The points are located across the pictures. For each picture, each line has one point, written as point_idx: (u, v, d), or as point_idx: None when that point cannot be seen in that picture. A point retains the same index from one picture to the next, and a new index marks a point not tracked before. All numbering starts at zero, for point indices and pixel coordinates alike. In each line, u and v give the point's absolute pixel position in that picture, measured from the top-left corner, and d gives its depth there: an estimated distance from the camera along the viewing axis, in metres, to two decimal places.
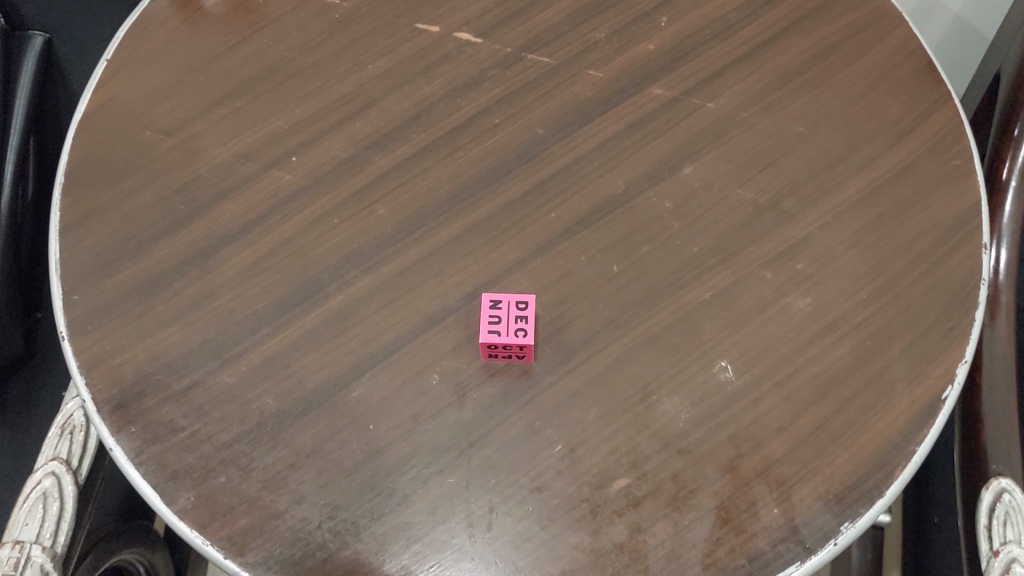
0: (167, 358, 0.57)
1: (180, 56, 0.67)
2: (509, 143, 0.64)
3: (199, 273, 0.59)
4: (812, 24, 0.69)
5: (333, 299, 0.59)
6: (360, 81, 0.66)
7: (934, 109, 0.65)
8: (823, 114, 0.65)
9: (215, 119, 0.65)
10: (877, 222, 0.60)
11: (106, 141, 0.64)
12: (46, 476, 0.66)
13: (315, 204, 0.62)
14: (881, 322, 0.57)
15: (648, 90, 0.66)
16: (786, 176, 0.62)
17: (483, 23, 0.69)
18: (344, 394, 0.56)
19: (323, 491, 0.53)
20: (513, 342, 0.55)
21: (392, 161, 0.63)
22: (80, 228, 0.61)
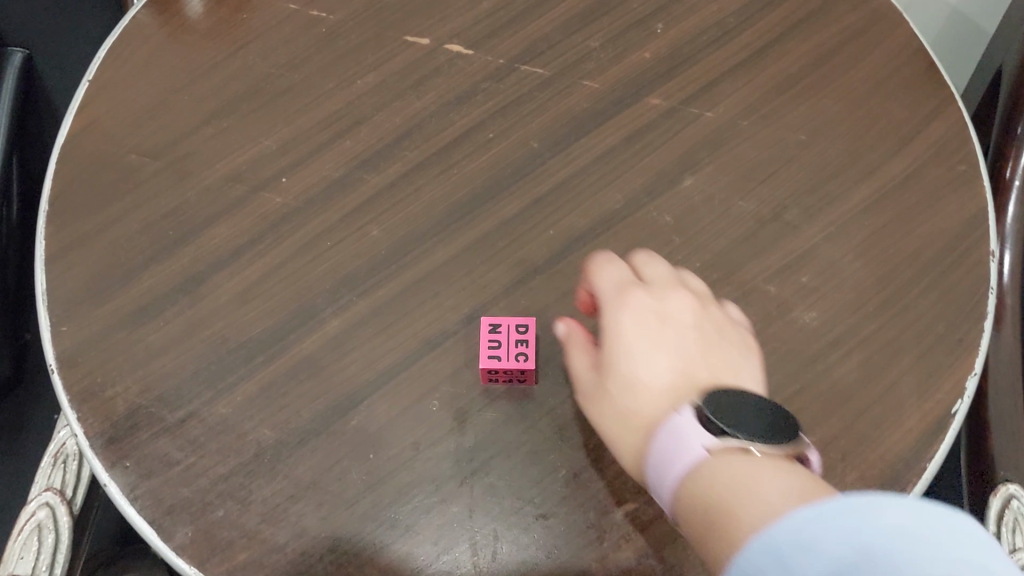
0: (160, 389, 0.55)
1: (163, 75, 0.66)
2: (504, 158, 0.62)
3: (190, 301, 0.58)
4: (811, 27, 0.67)
5: (328, 325, 0.57)
6: (349, 97, 0.65)
7: (937, 113, 0.64)
8: (824, 120, 0.63)
9: (203, 140, 0.63)
10: (882, 232, 0.59)
11: (90, 165, 0.62)
12: (40, 507, 0.65)
13: (308, 227, 0.60)
14: (889, 335, 0.56)
15: (645, 99, 0.64)
16: (788, 187, 0.61)
17: (474, 34, 0.67)
18: (342, 423, 0.54)
19: (323, 523, 0.52)
20: (511, 371, 0.54)
21: (385, 180, 0.62)
22: (65, 257, 0.60)
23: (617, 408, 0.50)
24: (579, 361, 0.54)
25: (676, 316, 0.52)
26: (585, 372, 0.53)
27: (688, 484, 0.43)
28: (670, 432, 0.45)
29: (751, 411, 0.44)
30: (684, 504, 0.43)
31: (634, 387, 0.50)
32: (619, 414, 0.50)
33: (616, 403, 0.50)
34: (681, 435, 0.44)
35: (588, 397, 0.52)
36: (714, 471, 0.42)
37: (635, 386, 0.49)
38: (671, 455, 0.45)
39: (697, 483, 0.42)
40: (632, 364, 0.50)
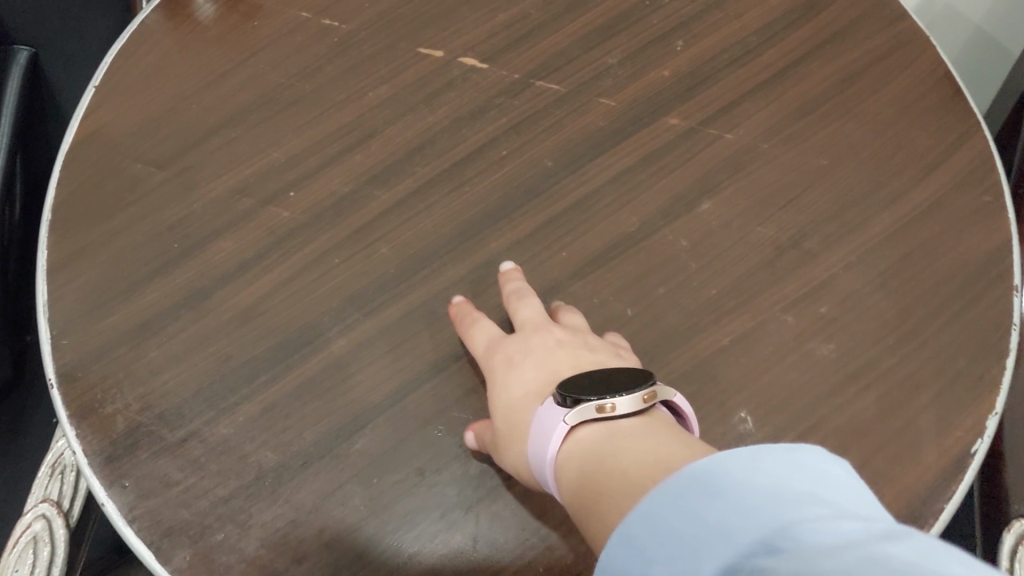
0: (162, 407, 0.54)
1: (172, 82, 0.64)
2: (518, 176, 0.61)
3: (194, 316, 0.57)
4: (834, 48, 0.66)
5: (334, 344, 0.56)
6: (360, 110, 0.63)
7: (961, 141, 0.62)
8: (846, 145, 0.62)
9: (210, 150, 0.62)
10: (904, 262, 0.58)
11: (94, 173, 0.61)
12: (36, 519, 0.64)
13: (316, 242, 0.59)
14: (909, 370, 0.55)
15: (663, 119, 0.63)
16: (808, 213, 0.60)
17: (489, 47, 0.66)
18: (346, 446, 0.53)
19: (325, 550, 0.51)
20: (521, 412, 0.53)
21: (396, 196, 0.60)
22: (67, 267, 0.58)
23: (513, 458, 0.48)
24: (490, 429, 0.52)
25: (541, 347, 0.52)
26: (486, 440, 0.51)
27: (567, 470, 0.43)
28: (535, 434, 0.46)
29: (608, 380, 0.45)
30: (569, 485, 0.42)
31: (512, 406, 0.50)
32: (512, 438, 0.49)
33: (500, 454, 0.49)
34: (545, 420, 0.46)
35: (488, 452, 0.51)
36: (586, 458, 0.42)
37: (514, 432, 0.49)
38: (545, 449, 0.45)
39: (576, 473, 0.42)
40: (510, 384, 0.51)
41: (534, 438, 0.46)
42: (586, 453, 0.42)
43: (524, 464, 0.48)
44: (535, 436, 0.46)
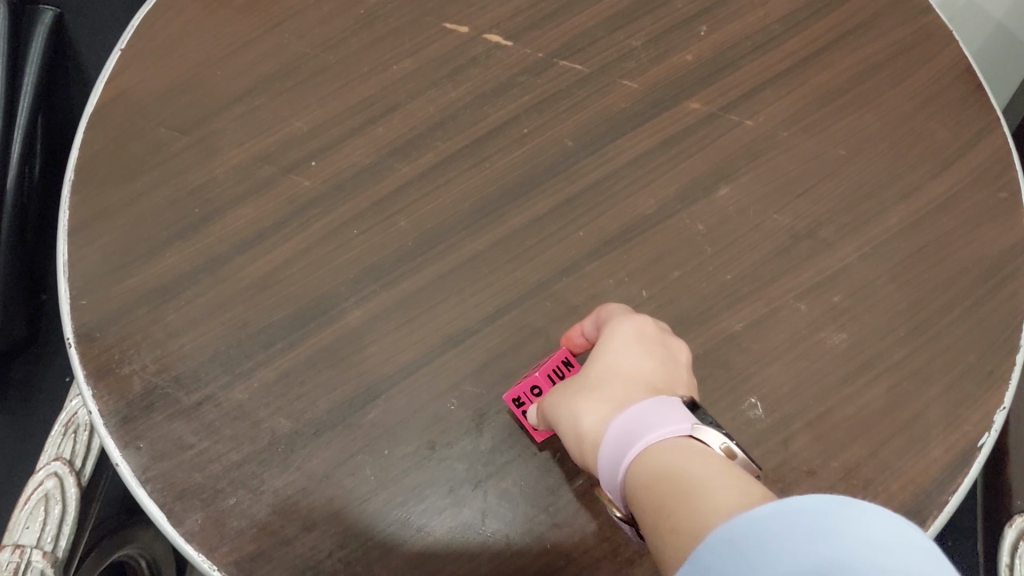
0: (178, 371, 0.55)
1: (196, 48, 0.64)
2: (538, 154, 0.61)
3: (212, 282, 0.57)
4: (859, 39, 0.66)
5: (350, 315, 0.56)
6: (383, 83, 0.63)
7: (981, 137, 0.62)
8: (866, 136, 0.62)
9: (233, 118, 0.62)
10: (918, 256, 0.58)
11: (117, 136, 0.61)
12: (48, 477, 0.65)
13: (335, 213, 0.59)
14: (919, 362, 0.55)
15: (685, 104, 0.63)
16: (825, 202, 0.60)
17: (514, 25, 0.66)
18: (359, 416, 0.54)
19: (335, 519, 0.51)
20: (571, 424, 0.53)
21: (416, 170, 0.61)
22: (88, 229, 0.59)
23: (582, 421, 0.47)
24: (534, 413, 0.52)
25: (665, 347, 0.50)
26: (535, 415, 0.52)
27: (674, 451, 0.40)
28: (652, 410, 0.43)
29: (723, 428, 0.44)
30: (669, 462, 0.39)
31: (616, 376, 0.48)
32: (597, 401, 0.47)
33: (568, 415, 0.48)
34: (672, 408, 0.43)
35: (553, 409, 0.50)
36: (706, 456, 0.39)
37: (595, 398, 0.47)
38: (654, 424, 0.42)
39: (681, 458, 0.39)
40: (626, 354, 0.49)
41: (648, 410, 0.43)
42: (701, 451, 0.40)
43: (588, 428, 0.47)
44: (650, 412, 0.43)
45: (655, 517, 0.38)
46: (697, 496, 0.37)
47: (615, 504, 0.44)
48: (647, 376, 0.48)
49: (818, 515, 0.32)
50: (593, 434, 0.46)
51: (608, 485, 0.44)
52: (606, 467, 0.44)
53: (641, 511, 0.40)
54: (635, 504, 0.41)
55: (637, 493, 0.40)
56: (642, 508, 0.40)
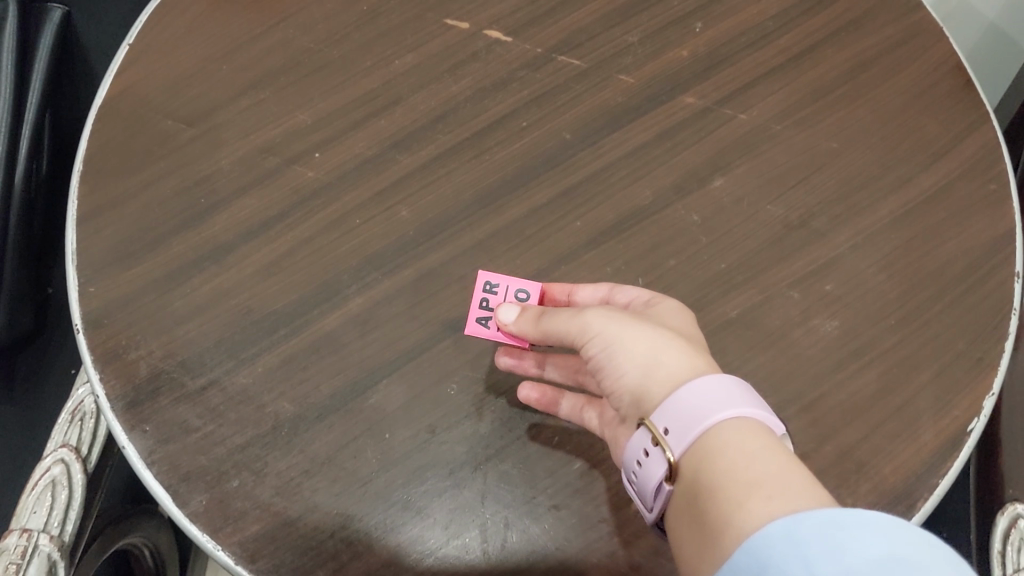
0: (183, 356, 0.56)
1: (203, 43, 0.66)
2: (536, 146, 0.63)
3: (217, 270, 0.58)
4: (851, 35, 0.67)
5: (352, 302, 0.58)
6: (386, 77, 0.65)
7: (971, 130, 0.64)
8: (858, 130, 0.63)
9: (238, 111, 0.63)
10: (909, 246, 0.59)
11: (124, 129, 0.63)
12: (55, 463, 0.66)
13: (337, 203, 0.61)
14: (909, 349, 0.56)
15: (680, 98, 0.64)
16: (817, 194, 0.61)
17: (514, 21, 0.67)
18: (361, 400, 0.55)
19: (337, 500, 0.52)
20: (507, 339, 0.57)
21: (418, 161, 0.62)
22: (96, 219, 0.60)
23: (663, 356, 0.47)
24: (508, 311, 0.54)
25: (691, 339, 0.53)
26: (514, 313, 0.54)
27: (769, 440, 0.42)
28: (744, 389, 0.44)
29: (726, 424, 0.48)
30: (746, 446, 0.41)
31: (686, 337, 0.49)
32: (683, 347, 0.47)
33: (643, 345, 0.47)
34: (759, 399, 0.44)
35: (619, 330, 0.48)
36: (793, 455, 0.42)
37: (679, 343, 0.47)
38: (752, 403, 0.43)
39: (769, 449, 0.41)
40: (687, 326, 0.51)
41: (740, 387, 0.44)
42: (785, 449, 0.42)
43: (671, 365, 0.46)
44: (744, 390, 0.44)
45: (748, 490, 0.39)
46: (801, 488, 0.38)
47: (667, 448, 0.43)
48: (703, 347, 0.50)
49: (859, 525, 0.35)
50: (675, 372, 0.46)
51: (675, 428, 0.43)
52: (686, 415, 0.43)
53: (712, 479, 0.40)
54: (706, 470, 0.41)
55: (715, 463, 0.41)
56: (723, 477, 0.40)
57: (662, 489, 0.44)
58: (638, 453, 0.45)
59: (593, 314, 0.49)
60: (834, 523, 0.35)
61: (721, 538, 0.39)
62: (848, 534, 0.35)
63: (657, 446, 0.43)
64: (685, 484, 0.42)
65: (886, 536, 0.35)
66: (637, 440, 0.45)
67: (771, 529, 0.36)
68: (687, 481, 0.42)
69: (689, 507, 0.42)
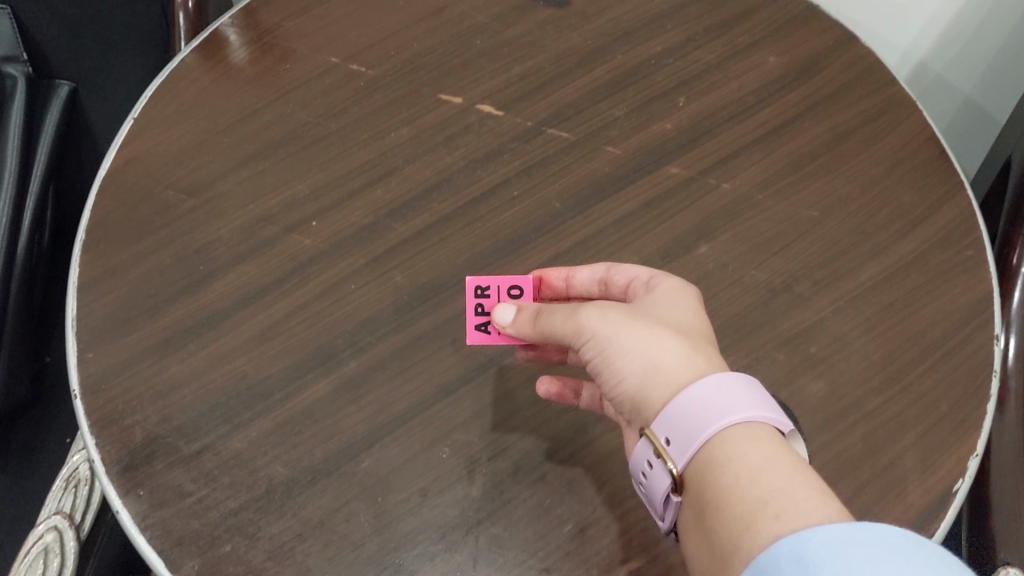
0: (179, 421, 0.56)
1: (206, 116, 0.68)
2: (527, 215, 0.65)
3: (214, 336, 0.59)
4: (828, 109, 0.70)
5: (346, 367, 0.58)
6: (382, 149, 0.67)
7: (947, 199, 0.66)
8: (837, 198, 0.66)
9: (238, 181, 0.65)
10: (890, 310, 0.61)
11: (127, 199, 0.64)
12: (47, 530, 0.66)
13: (333, 269, 0.62)
14: (893, 411, 0.57)
15: (665, 168, 0.67)
16: (800, 260, 0.63)
17: (505, 95, 0.70)
18: (354, 464, 0.55)
19: (328, 564, 0.52)
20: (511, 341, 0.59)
21: (411, 229, 0.64)
22: (97, 286, 0.61)
23: (659, 360, 0.46)
24: (506, 312, 0.57)
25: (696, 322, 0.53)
26: (512, 312, 0.56)
27: (771, 444, 0.42)
28: (744, 385, 0.44)
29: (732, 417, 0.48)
30: (750, 458, 0.41)
31: (685, 328, 0.49)
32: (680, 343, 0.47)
33: (641, 348, 0.47)
34: (760, 392, 0.45)
35: (615, 332, 0.48)
36: (798, 458, 0.42)
37: (677, 340, 0.47)
38: (753, 404, 0.43)
39: (772, 458, 0.41)
40: (688, 315, 0.50)
41: (740, 383, 0.44)
42: (789, 451, 0.42)
43: (667, 369, 0.46)
44: (743, 387, 0.44)
45: (755, 508, 0.40)
46: (808, 501, 0.39)
47: (669, 459, 0.44)
48: (705, 336, 0.49)
49: (864, 542, 0.36)
50: (674, 376, 0.45)
51: (676, 439, 0.44)
52: (687, 425, 0.43)
53: (717, 496, 0.41)
54: (710, 484, 0.42)
55: (719, 477, 0.42)
56: (728, 493, 0.41)
57: (671, 500, 0.45)
58: (643, 465, 0.46)
59: (588, 315, 0.50)
60: (842, 543, 0.36)
61: (733, 557, 0.40)
62: (856, 553, 0.36)
63: (659, 458, 0.44)
64: (693, 496, 0.43)
65: (891, 554, 0.36)
66: (640, 452, 0.46)
67: (779, 551, 0.37)
68: (694, 493, 0.43)
69: (698, 519, 0.43)
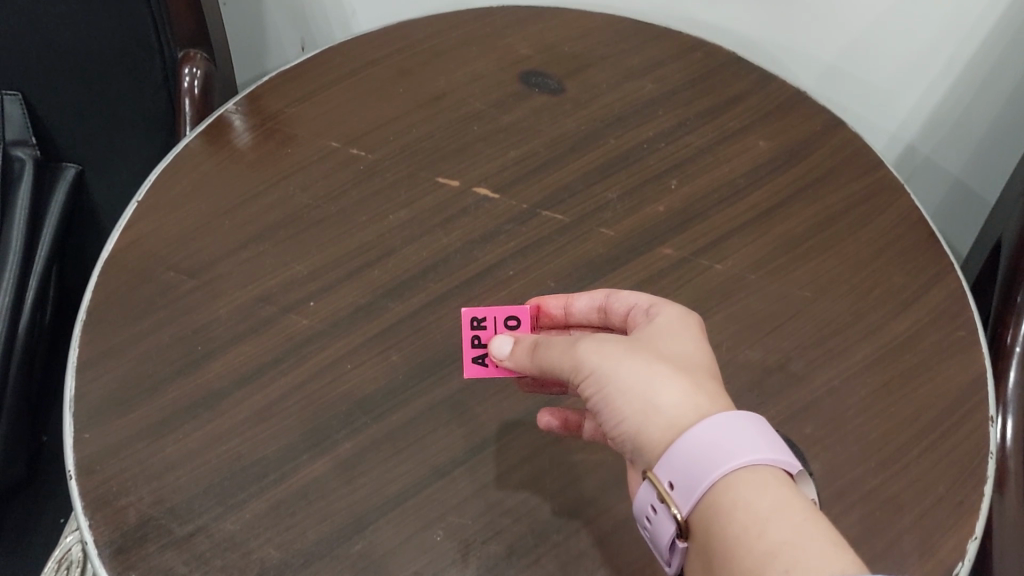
0: (172, 502, 0.55)
1: (210, 200, 0.71)
2: (522, 293, 0.65)
3: (209, 415, 0.59)
4: (816, 193, 0.72)
5: (341, 447, 0.58)
6: (381, 231, 0.69)
7: (937, 279, 0.67)
8: (828, 279, 0.67)
9: (239, 262, 0.67)
10: (886, 389, 0.61)
11: (129, 280, 0.66)
12: None
13: (331, 348, 0.63)
14: (893, 491, 0.56)
15: (658, 249, 0.68)
16: (793, 339, 0.63)
17: (501, 179, 0.72)
18: (347, 546, 0.54)
19: None
20: (506, 373, 0.61)
21: (408, 308, 0.65)
22: (96, 365, 0.61)
23: (660, 401, 0.46)
24: (503, 344, 0.56)
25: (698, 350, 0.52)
26: (509, 344, 0.56)
27: (778, 490, 0.42)
28: (748, 426, 0.44)
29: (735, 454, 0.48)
30: (755, 507, 0.41)
31: (687, 362, 0.48)
32: (681, 381, 0.47)
33: (641, 386, 0.47)
34: (767, 431, 0.44)
35: (615, 370, 0.48)
36: (807, 503, 0.42)
37: (678, 379, 0.47)
38: (757, 447, 0.43)
39: (778, 506, 0.41)
40: (690, 347, 0.49)
41: (743, 423, 0.44)
42: (796, 494, 0.42)
43: (668, 411, 0.46)
44: (746, 427, 0.44)
45: (761, 561, 0.40)
46: (813, 555, 0.39)
47: (672, 504, 0.44)
48: (707, 368, 0.49)
49: None
50: (677, 421, 0.45)
51: (678, 484, 0.44)
52: (689, 469, 0.43)
53: (723, 546, 0.42)
54: (716, 534, 0.42)
55: (725, 527, 0.42)
56: (734, 545, 0.41)
57: (677, 544, 0.45)
58: (646, 509, 0.46)
59: (587, 351, 0.50)
60: None
61: None
62: None
63: (663, 502, 0.44)
64: (699, 542, 0.44)
65: None
66: (644, 496, 0.46)
67: None
68: (700, 539, 0.44)
69: (706, 564, 0.43)
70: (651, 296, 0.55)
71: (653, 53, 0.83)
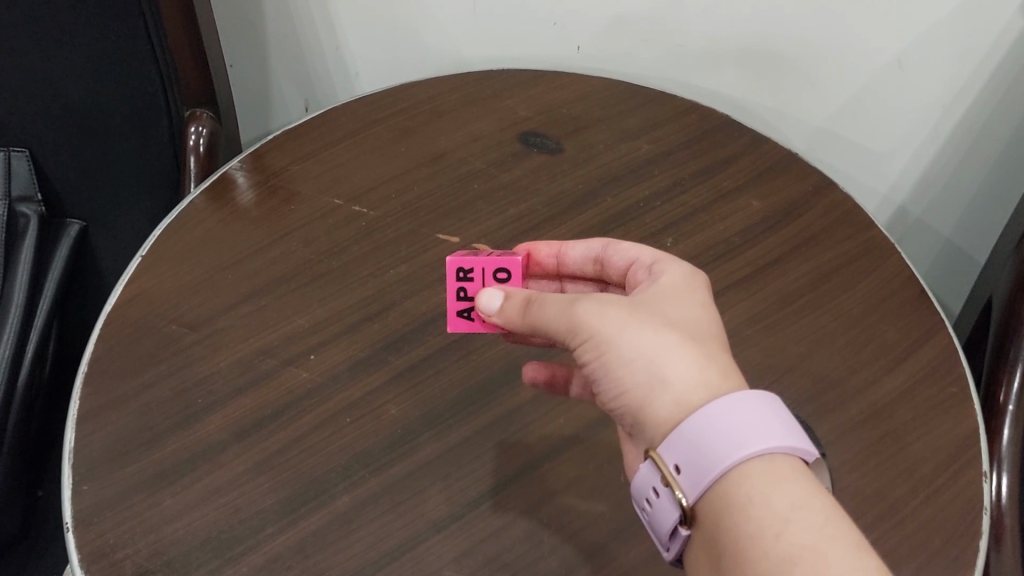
0: (169, 555, 0.55)
1: (213, 256, 0.72)
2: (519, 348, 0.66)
3: (208, 468, 0.59)
4: (807, 251, 0.74)
5: (339, 500, 0.58)
6: (381, 286, 0.70)
7: (929, 336, 0.68)
8: (822, 336, 0.68)
9: (240, 315, 0.68)
10: (881, 443, 0.61)
11: (131, 333, 0.66)
12: None
13: (330, 402, 0.63)
14: (890, 545, 0.56)
15: None
16: (788, 394, 0.64)
17: (500, 236, 0.74)
18: None
19: None
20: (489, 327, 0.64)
21: (407, 362, 0.66)
22: (96, 418, 0.61)
23: (666, 370, 0.47)
24: (492, 298, 0.56)
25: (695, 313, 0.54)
26: (499, 298, 0.56)
27: (794, 482, 0.43)
28: (766, 411, 0.45)
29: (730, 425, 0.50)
30: (773, 505, 0.42)
31: (691, 330, 0.49)
32: (687, 351, 0.48)
33: (646, 354, 0.48)
34: (783, 416, 0.45)
35: (620, 337, 0.49)
36: (822, 500, 0.43)
37: (685, 349, 0.48)
38: (770, 437, 0.44)
39: (795, 508, 0.42)
40: (692, 313, 0.50)
41: (757, 410, 0.45)
42: (812, 491, 0.43)
43: (675, 382, 0.47)
44: (763, 412, 0.45)
45: (779, 561, 0.41)
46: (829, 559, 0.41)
47: (678, 488, 0.45)
48: (708, 333, 0.50)
49: None
50: (683, 394, 0.46)
51: (685, 468, 0.45)
52: (699, 458, 0.44)
53: (737, 541, 0.42)
54: (729, 527, 0.43)
55: (739, 524, 0.43)
56: (750, 542, 0.42)
57: (678, 532, 0.46)
58: (647, 491, 0.47)
59: (586, 311, 0.50)
60: None
61: None
62: None
63: (669, 486, 0.45)
64: (705, 532, 0.45)
65: None
66: (645, 477, 0.47)
67: None
68: (708, 529, 0.44)
69: (711, 554, 0.44)
70: (652, 252, 0.57)
71: (648, 115, 0.86)
